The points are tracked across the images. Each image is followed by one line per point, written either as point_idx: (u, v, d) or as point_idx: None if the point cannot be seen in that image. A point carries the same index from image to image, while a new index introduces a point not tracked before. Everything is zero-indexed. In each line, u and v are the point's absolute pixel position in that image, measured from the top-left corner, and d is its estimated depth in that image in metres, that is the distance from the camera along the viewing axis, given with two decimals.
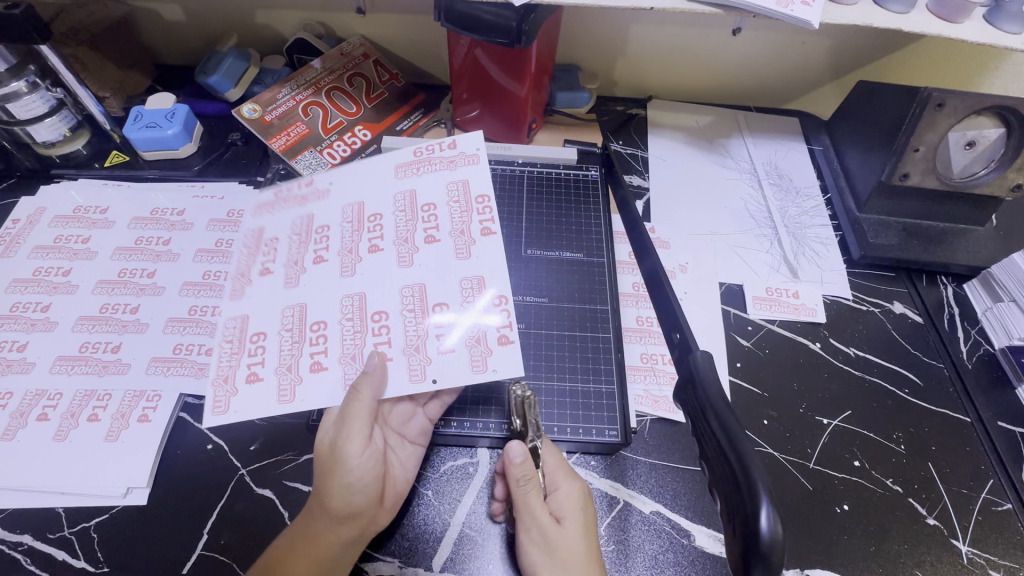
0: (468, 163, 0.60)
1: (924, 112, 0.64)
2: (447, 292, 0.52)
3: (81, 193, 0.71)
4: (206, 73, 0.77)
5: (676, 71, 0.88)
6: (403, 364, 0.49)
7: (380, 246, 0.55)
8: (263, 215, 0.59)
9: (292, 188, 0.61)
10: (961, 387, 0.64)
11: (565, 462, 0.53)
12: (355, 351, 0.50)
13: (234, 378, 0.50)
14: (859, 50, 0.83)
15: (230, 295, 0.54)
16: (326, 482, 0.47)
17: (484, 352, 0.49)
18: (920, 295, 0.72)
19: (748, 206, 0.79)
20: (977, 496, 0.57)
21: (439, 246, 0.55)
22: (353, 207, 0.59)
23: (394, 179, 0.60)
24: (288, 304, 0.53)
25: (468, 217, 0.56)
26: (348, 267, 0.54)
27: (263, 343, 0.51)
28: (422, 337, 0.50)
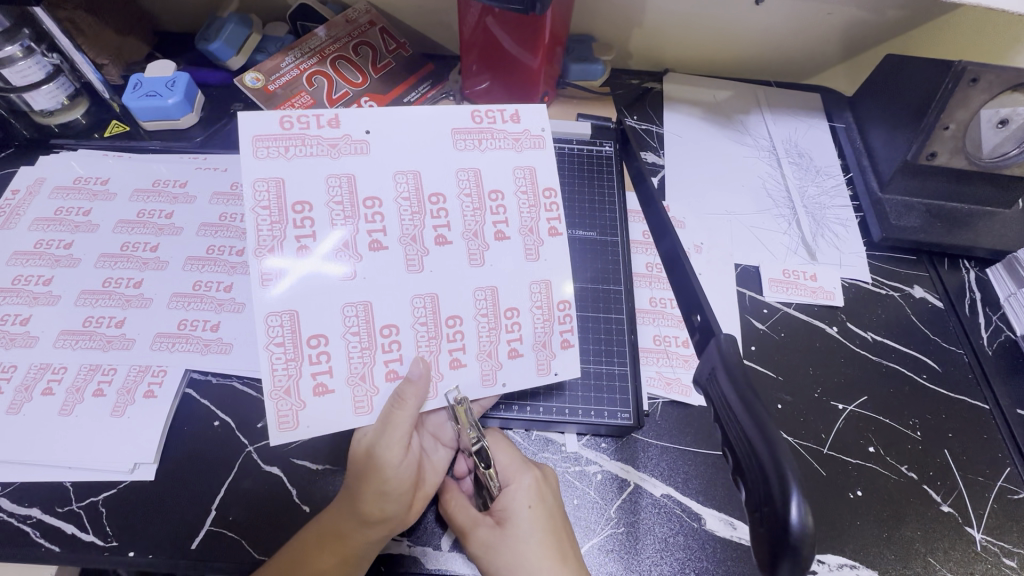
0: (534, 145, 0.53)
1: (956, 87, 0.61)
2: (519, 296, 0.52)
3: (80, 164, 0.69)
4: (207, 40, 0.74)
5: (695, 43, 0.85)
6: (477, 370, 0.51)
7: (448, 238, 0.50)
8: (281, 165, 0.47)
9: (316, 133, 0.49)
10: (980, 374, 0.63)
11: (519, 455, 0.51)
12: (431, 357, 0.50)
13: (298, 390, 0.47)
14: (889, 23, 0.79)
15: (262, 282, 0.46)
16: (360, 487, 0.46)
17: (548, 356, 0.53)
18: (942, 280, 0.70)
19: (766, 185, 0.77)
20: (993, 483, 0.56)
21: (508, 245, 0.52)
22: (408, 177, 0.50)
23: (453, 149, 0.51)
24: (347, 303, 0.48)
25: (536, 214, 0.53)
26: (413, 262, 0.49)
27: (325, 349, 0.47)
28: (494, 342, 0.51)
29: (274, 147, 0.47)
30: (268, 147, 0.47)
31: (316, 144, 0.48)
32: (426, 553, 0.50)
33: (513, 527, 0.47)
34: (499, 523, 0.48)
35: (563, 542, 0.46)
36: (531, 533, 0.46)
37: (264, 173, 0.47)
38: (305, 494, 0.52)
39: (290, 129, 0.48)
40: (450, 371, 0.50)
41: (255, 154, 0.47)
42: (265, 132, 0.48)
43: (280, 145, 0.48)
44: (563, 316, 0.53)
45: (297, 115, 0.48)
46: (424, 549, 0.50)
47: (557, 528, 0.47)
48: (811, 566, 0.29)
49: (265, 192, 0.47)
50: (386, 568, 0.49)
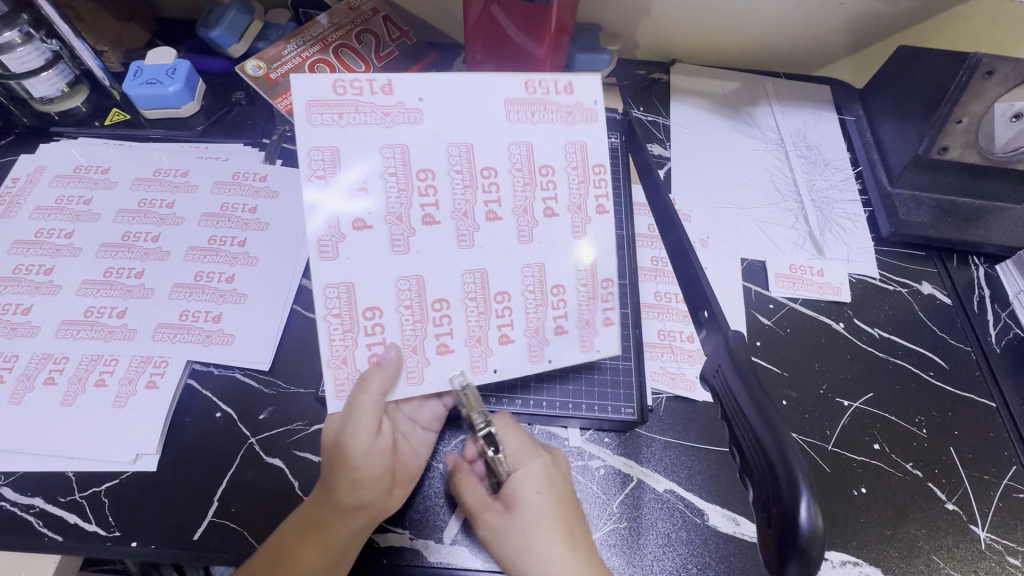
0: (587, 118, 0.50)
1: (972, 80, 0.59)
2: (566, 273, 0.51)
3: (81, 152, 0.69)
4: (207, 27, 0.73)
5: (703, 33, 0.83)
6: (523, 346, 0.51)
7: (498, 214, 0.49)
8: (335, 133, 0.46)
9: (369, 99, 0.47)
10: (987, 371, 0.62)
11: (529, 439, 0.49)
12: (479, 333, 0.50)
13: (354, 360, 0.47)
14: (902, 14, 0.77)
15: (320, 254, 0.46)
16: (332, 475, 0.45)
17: (591, 334, 0.52)
18: (951, 276, 0.69)
19: (773, 177, 0.76)
20: (999, 482, 0.56)
21: (557, 222, 0.51)
22: (398, 151, 0.47)
23: (504, 121, 0.49)
24: (401, 276, 0.48)
25: (584, 190, 0.51)
26: (464, 237, 0.49)
27: (380, 321, 0.48)
28: (541, 319, 0.51)
29: (328, 115, 0.46)
30: (321, 113, 0.45)
31: (370, 112, 0.46)
32: (428, 546, 0.50)
33: (521, 512, 0.45)
34: (507, 508, 0.47)
35: (573, 527, 0.45)
36: (541, 518, 0.45)
37: (318, 141, 0.45)
38: (307, 486, 0.52)
39: (343, 95, 0.46)
40: (498, 347, 0.50)
41: (308, 120, 0.45)
42: (317, 96, 0.45)
43: (334, 112, 0.46)
44: (607, 293, 0.52)
45: (349, 79, 0.46)
46: (426, 542, 0.50)
47: (568, 514, 0.46)
48: (820, 567, 0.28)
49: (320, 160, 0.46)
50: (387, 561, 0.49)
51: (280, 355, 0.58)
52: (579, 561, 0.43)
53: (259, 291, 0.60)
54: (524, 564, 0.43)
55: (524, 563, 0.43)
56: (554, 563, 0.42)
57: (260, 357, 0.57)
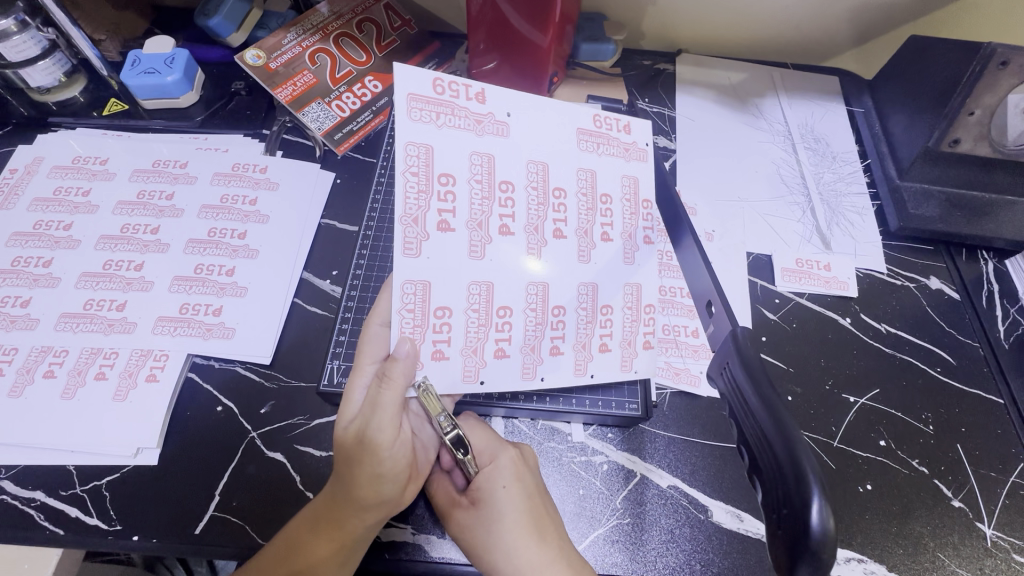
0: (639, 158, 0.52)
1: (985, 70, 0.58)
2: (616, 293, 0.51)
3: (79, 142, 0.68)
4: (206, 15, 0.72)
5: (711, 23, 0.81)
6: (571, 358, 0.51)
7: (563, 232, 0.49)
8: (432, 132, 0.44)
9: (464, 105, 0.46)
10: (995, 367, 0.62)
11: (494, 435, 0.51)
12: (535, 342, 0.49)
13: (416, 353, 0.45)
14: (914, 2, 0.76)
15: (405, 249, 0.43)
16: (355, 471, 0.44)
17: (631, 355, 0.53)
18: (959, 271, 0.68)
19: (780, 170, 0.75)
20: (1005, 479, 0.55)
21: (611, 247, 0.50)
22: (483, 159, 0.46)
23: (577, 149, 0.49)
24: (473, 281, 0.46)
25: (635, 221, 0.51)
26: (533, 251, 0.48)
27: (448, 320, 0.46)
28: (589, 335, 0.51)
29: (425, 112, 0.44)
30: (421, 109, 0.44)
31: (465, 117, 0.45)
32: (431, 542, 0.49)
33: (487, 508, 0.46)
34: (475, 503, 0.47)
35: (541, 521, 0.46)
36: (508, 512, 0.45)
37: (416, 137, 0.43)
38: (307, 480, 0.51)
39: (442, 95, 0.45)
40: (549, 357, 0.50)
41: (408, 113, 0.43)
42: (419, 92, 0.44)
43: (432, 110, 0.44)
44: (648, 318, 0.53)
45: (449, 80, 0.45)
46: (427, 538, 0.50)
47: (535, 508, 0.46)
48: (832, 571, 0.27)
49: (415, 159, 0.43)
50: (389, 556, 0.49)
51: (281, 350, 0.58)
52: (547, 551, 0.44)
53: (259, 285, 0.60)
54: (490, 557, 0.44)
55: (490, 559, 0.44)
56: (521, 555, 0.43)
57: (260, 351, 0.57)
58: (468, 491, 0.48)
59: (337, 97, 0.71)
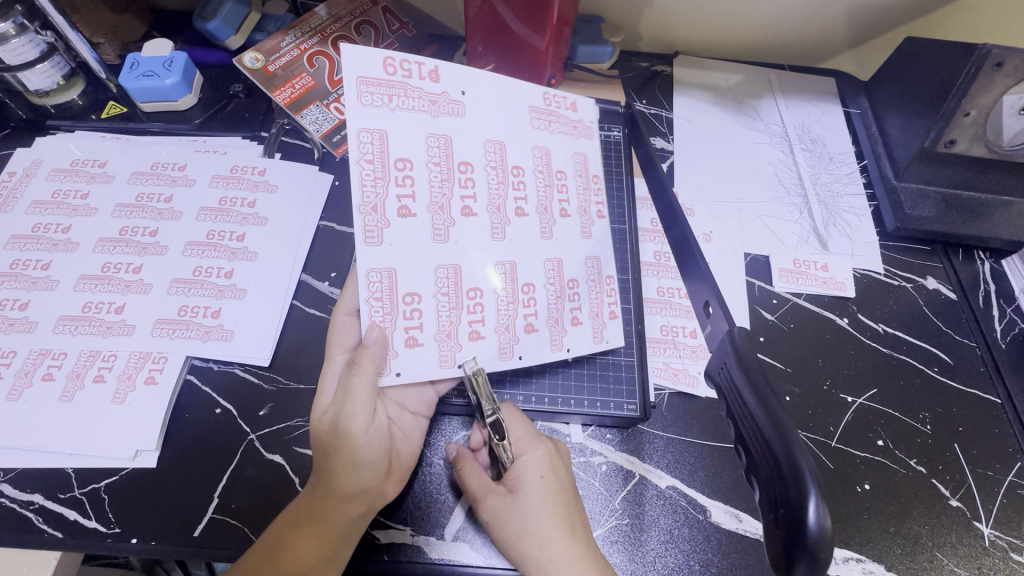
0: (587, 135, 0.56)
1: (980, 71, 0.59)
2: (578, 268, 0.53)
3: (78, 145, 0.68)
4: (205, 18, 0.72)
5: (707, 25, 0.82)
6: (546, 335, 0.51)
7: (524, 211, 0.51)
8: (384, 115, 0.45)
9: (416, 85, 0.47)
10: (993, 367, 0.62)
11: (530, 427, 0.50)
12: (508, 321, 0.50)
13: (391, 342, 0.46)
14: (910, 4, 0.76)
15: (366, 237, 0.44)
16: (330, 460, 0.45)
17: (601, 325, 0.54)
18: (956, 270, 0.69)
19: (777, 171, 0.75)
20: (1003, 478, 0.55)
21: (570, 224, 0.53)
22: (439, 141, 0.48)
23: (530, 126, 0.52)
24: (439, 264, 0.47)
25: (588, 196, 0.55)
26: (497, 230, 0.50)
27: (418, 307, 0.46)
28: (561, 310, 0.52)
29: (377, 96, 0.45)
30: (372, 93, 0.45)
31: (418, 98, 0.47)
32: (430, 543, 0.49)
33: (523, 497, 0.46)
34: (511, 491, 0.47)
35: (571, 512, 0.46)
36: (542, 502, 0.46)
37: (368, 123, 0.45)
38: (306, 482, 0.51)
39: (392, 76, 0.46)
40: (525, 335, 0.50)
41: (358, 98, 0.45)
42: (368, 74, 0.45)
43: (383, 94, 0.46)
44: (609, 289, 0.55)
45: (398, 60, 0.46)
46: (427, 539, 0.49)
47: (567, 500, 0.47)
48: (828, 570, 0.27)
49: (370, 145, 0.45)
50: (388, 557, 0.48)
51: (280, 352, 0.58)
52: (577, 545, 0.44)
53: (257, 288, 0.60)
54: (522, 545, 0.44)
55: (526, 548, 0.44)
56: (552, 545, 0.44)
57: (259, 353, 0.57)
58: (504, 478, 0.48)
59: (335, 99, 0.71)
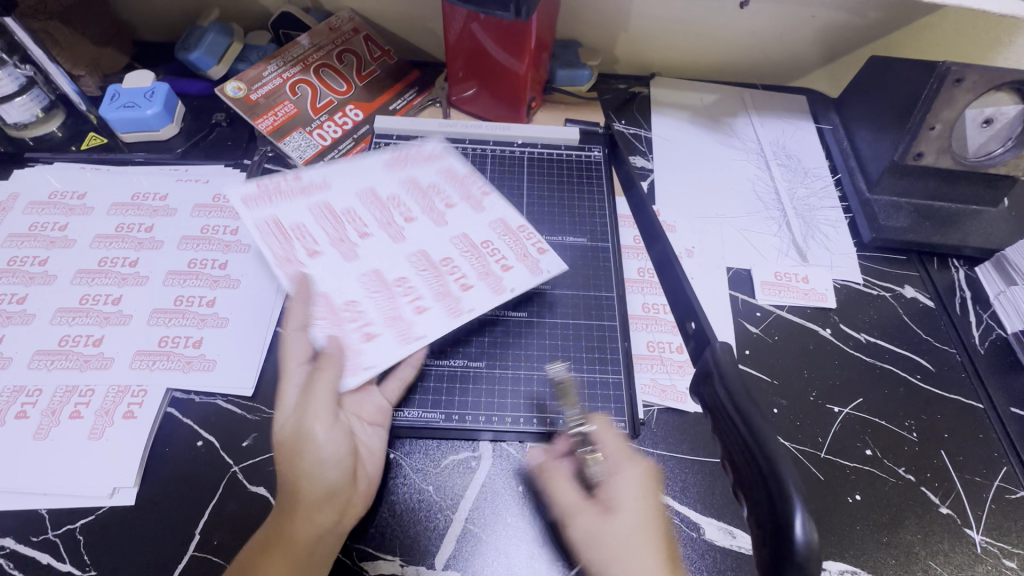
0: (439, 153, 0.67)
1: (942, 87, 0.62)
2: (486, 231, 0.61)
3: (57, 177, 0.67)
4: (187, 49, 0.73)
5: (681, 47, 0.85)
6: (483, 286, 0.56)
7: (412, 218, 0.61)
8: (270, 208, 0.57)
9: (287, 183, 0.60)
10: (973, 373, 0.63)
11: (624, 442, 0.50)
12: (443, 289, 0.55)
13: (348, 342, 0.51)
14: (871, 25, 0.80)
15: (292, 283, 0.53)
16: (292, 466, 0.46)
17: (534, 261, 0.59)
18: (932, 279, 0.70)
19: (755, 187, 0.77)
20: (991, 484, 0.56)
21: (457, 210, 0.62)
22: (320, 206, 0.59)
23: (382, 168, 0.64)
24: (361, 274, 0.55)
25: (469, 186, 0.65)
26: (395, 236, 0.59)
27: (359, 309, 0.53)
28: (485, 264, 0.58)
29: (261, 200, 0.58)
30: (256, 200, 0.58)
31: (289, 190, 0.59)
32: (419, 574, 0.48)
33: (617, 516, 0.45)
34: (604, 509, 0.46)
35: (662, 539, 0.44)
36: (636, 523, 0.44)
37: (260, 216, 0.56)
38: None
39: (267, 186, 0.59)
40: (462, 292, 0.55)
41: (246, 205, 0.57)
42: (248, 192, 0.58)
43: (265, 197, 0.58)
44: (528, 235, 0.61)
45: (269, 178, 0.59)
46: (417, 569, 0.48)
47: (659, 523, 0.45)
48: None
49: (268, 228, 0.56)
50: None
51: (263, 381, 0.57)
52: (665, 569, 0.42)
53: (240, 315, 0.59)
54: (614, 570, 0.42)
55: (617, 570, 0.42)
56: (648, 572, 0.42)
57: (242, 383, 0.56)
58: (597, 495, 0.47)
59: (318, 126, 0.72)
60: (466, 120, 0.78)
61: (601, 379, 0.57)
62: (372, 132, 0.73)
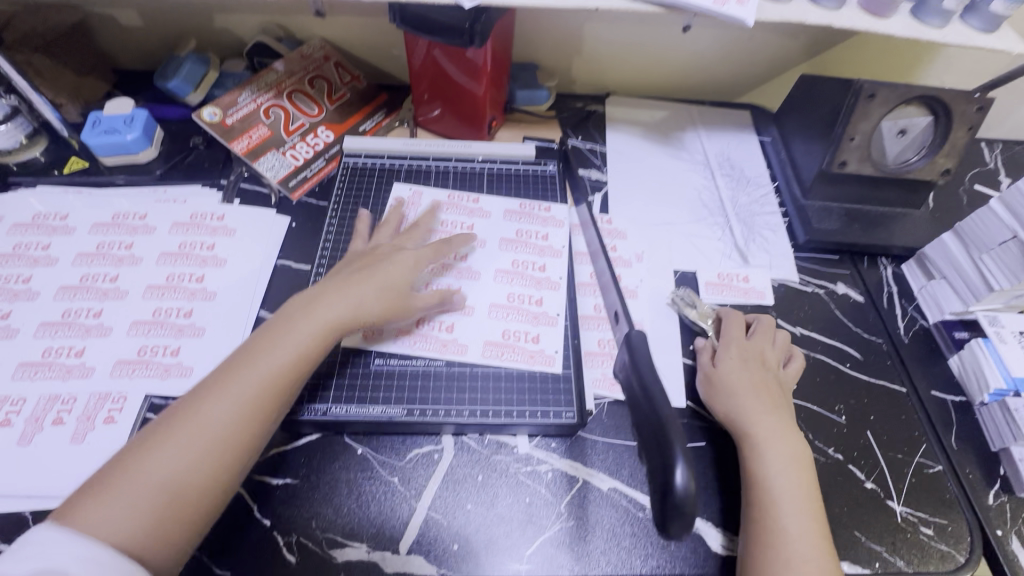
0: (418, 194, 0.75)
1: (857, 101, 0.69)
2: (506, 228, 0.73)
3: (40, 200, 0.71)
4: (165, 78, 0.78)
5: (632, 68, 0.91)
6: (554, 258, 0.70)
7: (465, 255, 0.70)
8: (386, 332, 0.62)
9: None
10: (898, 360, 0.69)
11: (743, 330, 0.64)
12: (535, 279, 0.68)
13: (529, 351, 0.63)
14: (803, 46, 0.87)
15: (458, 353, 0.62)
16: (224, 373, 0.50)
17: (551, 220, 0.74)
18: (862, 276, 0.76)
19: (701, 196, 0.83)
20: (911, 460, 0.61)
21: (483, 225, 0.73)
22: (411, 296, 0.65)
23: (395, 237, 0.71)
24: (492, 308, 0.66)
25: (467, 207, 0.75)
26: (468, 276, 0.68)
27: (507, 330, 0.64)
28: (539, 245, 0.72)
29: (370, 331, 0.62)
30: (372, 332, 0.62)
31: None
32: (385, 558, 0.51)
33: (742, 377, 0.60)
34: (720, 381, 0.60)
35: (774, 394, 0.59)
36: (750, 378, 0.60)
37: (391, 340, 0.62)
38: (265, 507, 0.53)
39: None
40: (546, 271, 0.69)
41: (369, 339, 0.62)
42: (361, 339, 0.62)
43: (371, 327, 0.62)
44: (540, 209, 0.75)
45: None
46: (383, 555, 0.51)
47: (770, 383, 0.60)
48: (691, 521, 0.37)
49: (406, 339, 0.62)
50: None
51: None
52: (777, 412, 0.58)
53: (217, 325, 0.63)
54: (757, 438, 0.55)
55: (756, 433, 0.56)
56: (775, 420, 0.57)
57: None
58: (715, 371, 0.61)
59: (291, 147, 0.77)
60: (432, 138, 0.84)
61: (553, 373, 0.62)
62: (342, 152, 0.79)
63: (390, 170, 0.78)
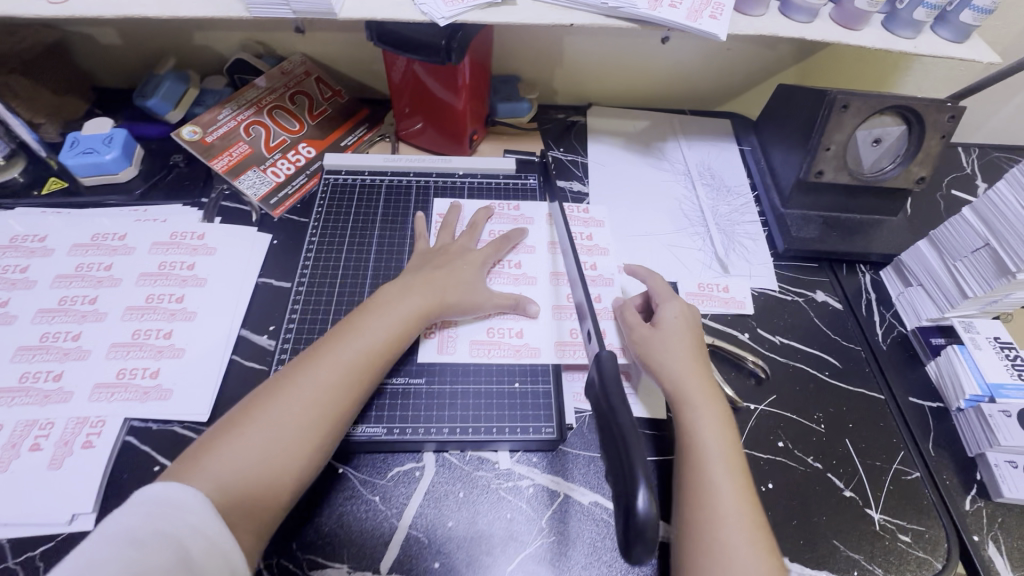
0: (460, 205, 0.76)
1: (831, 113, 0.70)
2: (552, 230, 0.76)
3: (18, 221, 0.71)
4: (145, 97, 0.78)
5: (613, 79, 0.92)
6: (607, 256, 0.74)
7: (518, 263, 0.71)
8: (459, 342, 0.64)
9: None
10: (876, 367, 0.70)
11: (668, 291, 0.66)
12: (595, 279, 0.72)
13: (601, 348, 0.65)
14: (780, 56, 0.88)
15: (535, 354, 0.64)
16: (313, 357, 0.54)
17: (594, 222, 0.78)
18: (841, 284, 0.77)
19: (682, 206, 0.84)
20: (889, 467, 0.62)
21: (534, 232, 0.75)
22: None
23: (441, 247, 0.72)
24: (556, 311, 0.68)
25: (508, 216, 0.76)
26: (530, 282, 0.70)
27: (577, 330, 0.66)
28: (589, 246, 0.75)
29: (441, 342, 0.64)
30: (446, 343, 0.64)
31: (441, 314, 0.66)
32: None
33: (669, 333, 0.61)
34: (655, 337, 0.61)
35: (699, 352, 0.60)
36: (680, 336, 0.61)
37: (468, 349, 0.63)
38: None
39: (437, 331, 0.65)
40: (604, 270, 0.73)
41: (444, 350, 0.63)
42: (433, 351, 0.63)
43: (441, 338, 0.64)
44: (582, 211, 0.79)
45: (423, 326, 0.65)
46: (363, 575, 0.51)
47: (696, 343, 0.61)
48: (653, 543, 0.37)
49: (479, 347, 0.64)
50: None
51: (218, 406, 0.60)
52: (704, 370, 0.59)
53: (196, 345, 0.63)
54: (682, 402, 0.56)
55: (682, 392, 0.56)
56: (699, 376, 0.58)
57: (197, 409, 0.59)
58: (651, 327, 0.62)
59: (272, 164, 0.77)
60: (414, 153, 0.84)
61: (533, 389, 0.62)
62: (323, 168, 0.79)
63: (370, 186, 0.78)
